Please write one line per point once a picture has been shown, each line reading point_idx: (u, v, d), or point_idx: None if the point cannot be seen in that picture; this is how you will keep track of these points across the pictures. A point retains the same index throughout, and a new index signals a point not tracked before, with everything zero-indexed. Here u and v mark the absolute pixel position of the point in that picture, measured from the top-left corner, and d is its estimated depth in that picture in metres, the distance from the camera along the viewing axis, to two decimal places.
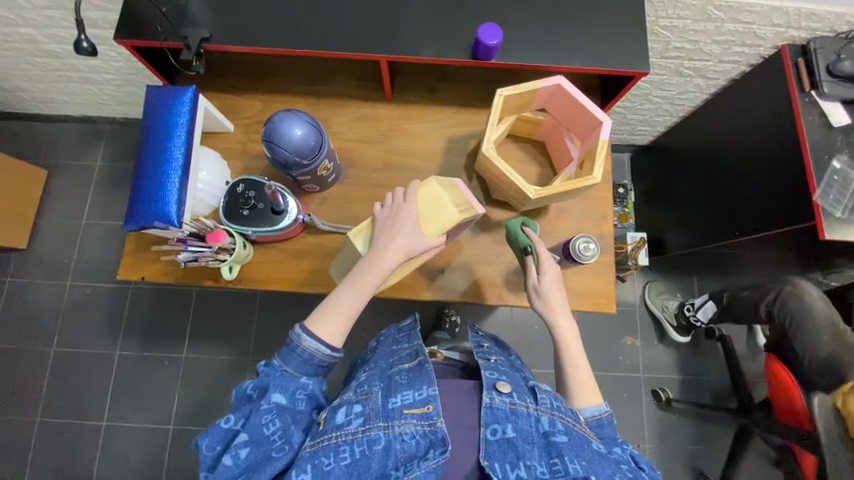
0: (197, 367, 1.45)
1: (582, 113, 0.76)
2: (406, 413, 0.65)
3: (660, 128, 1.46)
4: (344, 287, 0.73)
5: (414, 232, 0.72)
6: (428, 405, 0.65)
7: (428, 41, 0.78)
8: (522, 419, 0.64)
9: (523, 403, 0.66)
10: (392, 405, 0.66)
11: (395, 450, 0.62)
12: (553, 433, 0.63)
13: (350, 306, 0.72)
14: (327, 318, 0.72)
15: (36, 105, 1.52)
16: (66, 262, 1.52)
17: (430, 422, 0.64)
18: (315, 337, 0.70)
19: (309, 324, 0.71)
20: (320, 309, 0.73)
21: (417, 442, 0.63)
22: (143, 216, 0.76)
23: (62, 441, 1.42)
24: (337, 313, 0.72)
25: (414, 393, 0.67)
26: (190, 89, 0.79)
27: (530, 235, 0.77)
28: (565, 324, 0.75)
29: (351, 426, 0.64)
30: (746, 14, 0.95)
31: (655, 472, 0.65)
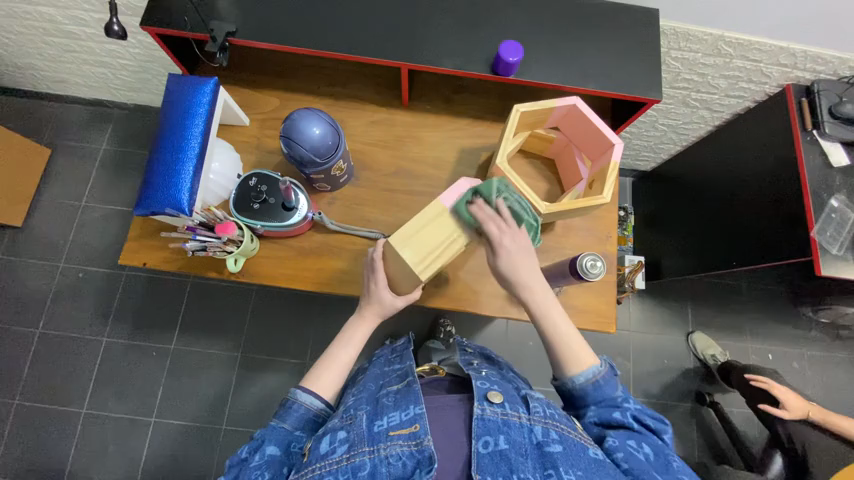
0: (186, 360, 1.43)
1: (595, 134, 0.78)
2: (393, 434, 0.64)
3: (663, 155, 1.50)
4: (338, 348, 0.78)
5: (388, 298, 0.76)
6: (415, 424, 0.65)
7: (449, 53, 0.80)
8: (514, 430, 0.64)
9: (516, 414, 0.67)
10: (378, 428, 0.66)
11: (380, 474, 0.61)
12: (547, 442, 0.63)
13: (344, 360, 0.78)
14: (322, 374, 0.77)
15: (47, 84, 1.52)
16: (61, 243, 1.50)
17: (418, 441, 0.63)
18: (310, 392, 0.75)
19: (306, 382, 0.76)
20: (316, 368, 0.78)
21: (403, 464, 0.62)
22: (154, 202, 0.75)
23: (38, 426, 1.38)
24: (332, 370, 0.77)
25: (399, 414, 0.67)
26: (212, 80, 0.79)
27: (479, 216, 0.63)
28: (537, 291, 0.69)
29: (334, 454, 0.63)
30: (755, 52, 0.99)
31: (662, 422, 0.68)
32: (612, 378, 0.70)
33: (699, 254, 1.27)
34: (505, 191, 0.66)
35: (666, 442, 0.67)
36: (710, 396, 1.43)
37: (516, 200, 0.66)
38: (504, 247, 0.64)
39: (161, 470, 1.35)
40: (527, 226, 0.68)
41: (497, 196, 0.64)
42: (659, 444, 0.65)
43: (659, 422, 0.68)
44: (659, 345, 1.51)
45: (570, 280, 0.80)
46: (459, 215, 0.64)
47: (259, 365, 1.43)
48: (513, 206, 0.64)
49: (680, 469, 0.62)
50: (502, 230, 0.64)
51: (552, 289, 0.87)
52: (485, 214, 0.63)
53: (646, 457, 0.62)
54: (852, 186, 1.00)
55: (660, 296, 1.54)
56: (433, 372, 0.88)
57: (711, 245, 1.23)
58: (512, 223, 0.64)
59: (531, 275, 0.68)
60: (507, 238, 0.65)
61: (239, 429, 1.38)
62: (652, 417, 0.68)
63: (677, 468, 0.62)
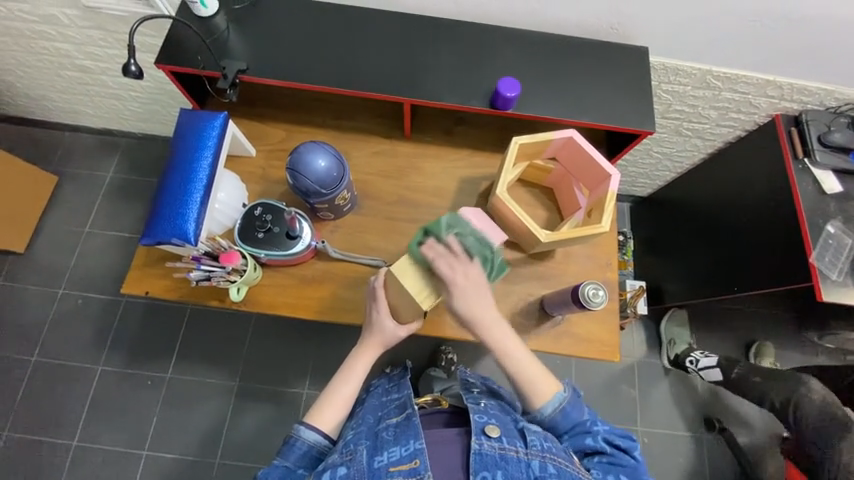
0: (181, 388, 1.40)
1: (592, 165, 0.81)
2: (393, 470, 0.63)
3: (659, 182, 1.53)
4: (341, 381, 0.76)
5: (391, 328, 0.76)
6: (415, 459, 0.63)
7: (450, 89, 0.84)
8: (513, 465, 0.62)
9: (513, 448, 0.65)
10: (378, 464, 0.64)
11: None
12: (545, 477, 0.61)
13: (347, 395, 0.76)
14: (327, 409, 0.75)
15: (59, 114, 1.57)
16: (63, 269, 1.51)
17: (418, 477, 0.61)
18: (314, 428, 0.73)
19: (311, 418, 0.74)
20: (319, 402, 0.76)
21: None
22: (160, 232, 0.77)
23: (26, 459, 1.33)
24: (335, 402, 0.75)
25: (399, 449, 0.65)
26: (222, 115, 0.82)
27: (430, 255, 0.61)
28: (496, 330, 0.68)
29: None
30: (742, 85, 1.04)
31: (630, 440, 0.71)
32: (579, 401, 0.73)
33: (700, 279, 1.28)
34: (458, 227, 0.64)
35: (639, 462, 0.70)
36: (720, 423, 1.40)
37: (470, 233, 0.64)
38: (458, 287, 0.62)
39: None
40: (486, 264, 0.65)
41: (450, 234, 0.63)
42: (632, 464, 0.69)
43: (628, 440, 0.71)
44: (664, 372, 1.48)
45: (572, 308, 0.80)
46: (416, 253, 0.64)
47: (256, 394, 1.40)
48: (466, 242, 0.63)
49: None
50: (458, 269, 0.62)
51: (554, 316, 0.87)
52: (435, 253, 0.62)
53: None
54: (846, 212, 1.02)
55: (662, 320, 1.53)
56: (436, 403, 0.85)
57: (712, 271, 1.23)
58: (467, 261, 0.62)
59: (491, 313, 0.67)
60: (464, 280, 0.62)
61: (232, 462, 1.34)
62: (621, 435, 0.72)
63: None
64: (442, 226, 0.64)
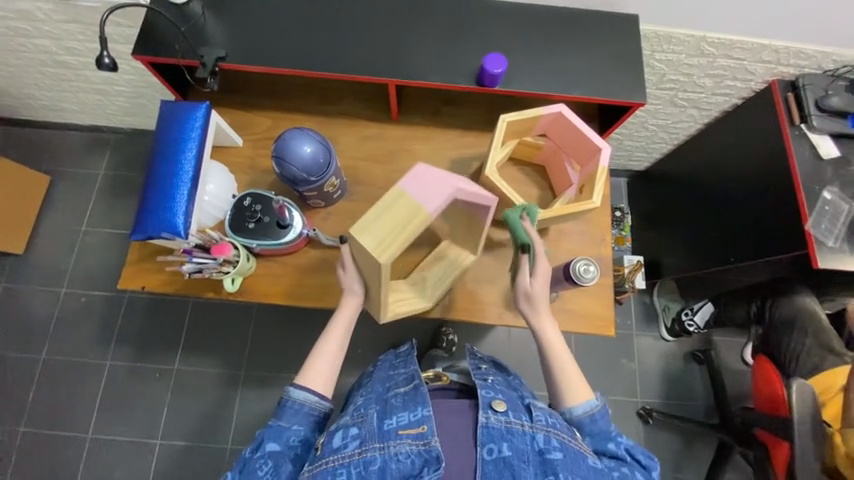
0: (188, 379, 1.43)
1: (582, 140, 0.80)
2: (401, 433, 0.65)
3: (655, 155, 1.51)
4: (327, 337, 0.75)
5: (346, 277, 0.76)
6: (423, 425, 0.65)
7: (436, 67, 0.82)
8: (518, 437, 0.64)
9: (519, 421, 0.66)
10: (388, 426, 0.66)
11: (390, 470, 0.62)
12: (549, 450, 0.63)
13: (336, 352, 0.75)
14: (317, 368, 0.74)
15: (44, 113, 1.55)
16: (63, 268, 1.52)
17: (425, 442, 0.63)
18: (305, 388, 0.72)
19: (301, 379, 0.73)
20: (308, 361, 0.75)
21: (411, 462, 0.62)
22: (150, 226, 0.77)
23: (44, 453, 1.37)
24: (326, 360, 0.74)
25: (409, 414, 0.67)
26: (204, 105, 0.81)
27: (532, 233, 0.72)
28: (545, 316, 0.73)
29: (346, 448, 0.64)
30: (738, 51, 1.01)
31: (650, 461, 0.68)
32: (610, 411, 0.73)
33: (697, 251, 1.28)
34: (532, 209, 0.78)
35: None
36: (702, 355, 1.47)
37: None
38: (544, 267, 0.72)
39: None
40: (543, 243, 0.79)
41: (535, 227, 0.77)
42: None
43: (650, 459, 0.69)
44: (663, 344, 1.50)
45: (565, 285, 0.81)
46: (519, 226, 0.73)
47: (263, 382, 1.42)
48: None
49: None
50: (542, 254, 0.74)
51: (550, 294, 0.87)
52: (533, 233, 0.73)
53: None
54: (844, 178, 1.00)
55: (660, 293, 1.54)
56: (437, 379, 0.86)
57: (709, 242, 1.23)
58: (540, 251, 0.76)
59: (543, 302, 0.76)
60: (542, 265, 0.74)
61: (244, 447, 1.38)
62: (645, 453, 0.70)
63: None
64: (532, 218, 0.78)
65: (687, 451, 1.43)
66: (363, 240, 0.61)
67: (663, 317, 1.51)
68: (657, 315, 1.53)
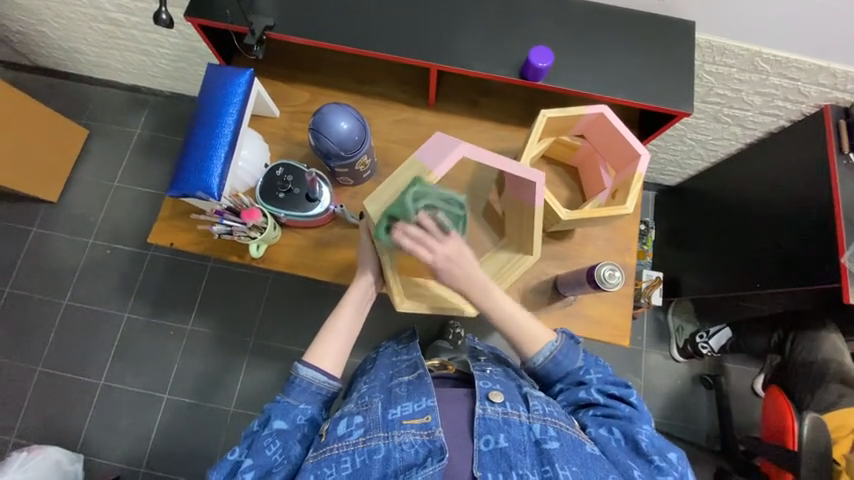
0: (200, 340, 1.48)
1: (621, 144, 0.78)
2: (405, 423, 0.66)
3: (689, 171, 1.47)
4: (339, 312, 0.77)
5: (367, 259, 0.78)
6: (427, 415, 0.66)
7: (480, 56, 0.81)
8: (515, 428, 0.64)
9: (516, 412, 0.66)
10: (391, 416, 0.67)
11: (394, 459, 0.62)
12: (545, 439, 0.63)
13: (350, 328, 0.76)
14: (326, 347, 0.74)
15: (90, 68, 1.59)
16: (93, 220, 1.57)
17: (429, 432, 0.64)
18: (314, 367, 0.72)
19: (309, 358, 0.73)
20: (317, 340, 0.75)
21: (415, 451, 0.63)
22: (186, 185, 0.79)
23: (58, 393, 1.44)
24: (336, 339, 0.75)
25: (413, 405, 0.68)
26: (248, 72, 0.82)
27: (404, 240, 0.62)
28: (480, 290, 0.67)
29: (351, 437, 0.65)
30: (793, 71, 0.96)
31: (626, 391, 0.72)
32: (573, 348, 0.75)
33: (721, 273, 1.25)
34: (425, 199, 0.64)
35: (636, 408, 0.71)
36: (712, 380, 1.43)
37: (437, 203, 0.64)
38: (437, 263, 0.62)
39: (168, 448, 1.39)
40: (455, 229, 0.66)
41: (416, 212, 0.63)
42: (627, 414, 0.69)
43: (624, 389, 0.73)
44: (671, 363, 1.48)
45: (586, 288, 0.80)
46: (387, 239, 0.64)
47: (270, 351, 1.46)
48: (435, 217, 0.62)
49: (643, 442, 0.65)
50: (432, 249, 0.62)
51: (567, 297, 0.87)
52: (408, 239, 0.62)
53: (618, 441, 0.66)
54: None
55: (677, 312, 1.51)
56: (443, 368, 0.87)
57: (735, 266, 1.20)
58: (440, 236, 0.62)
59: (475, 274, 0.65)
60: (441, 257, 0.62)
61: (246, 412, 1.42)
62: (616, 384, 0.73)
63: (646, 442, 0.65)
64: (405, 206, 0.64)
65: None
66: (369, 205, 0.69)
67: (677, 337, 1.48)
68: (670, 334, 1.50)
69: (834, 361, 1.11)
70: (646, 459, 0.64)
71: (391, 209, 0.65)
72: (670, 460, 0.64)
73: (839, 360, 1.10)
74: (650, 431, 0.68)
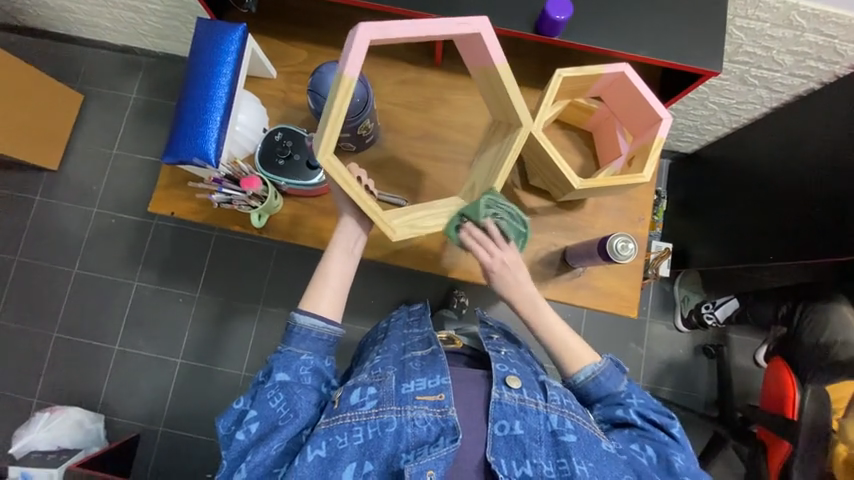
0: (209, 307, 1.50)
1: (642, 106, 0.72)
2: (419, 398, 0.67)
3: (708, 138, 1.39)
4: (329, 258, 0.74)
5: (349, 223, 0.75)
6: (440, 393, 0.67)
7: (490, 9, 0.74)
8: (531, 416, 0.66)
9: (533, 400, 0.67)
10: (405, 390, 0.68)
11: (406, 434, 0.64)
12: (562, 431, 0.64)
13: (342, 274, 0.74)
14: (320, 293, 0.72)
15: (78, 28, 1.51)
16: (95, 188, 1.55)
17: (442, 410, 0.66)
18: (310, 314, 0.71)
19: (304, 303, 0.72)
20: (310, 287, 0.73)
21: (428, 429, 0.64)
22: (181, 151, 0.76)
23: (75, 357, 1.49)
24: (330, 286, 0.73)
25: (427, 381, 0.69)
26: (240, 28, 0.77)
27: (469, 240, 0.67)
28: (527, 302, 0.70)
29: (364, 407, 0.66)
30: (831, 26, 0.88)
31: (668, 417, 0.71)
32: (618, 372, 0.73)
33: (733, 245, 1.22)
34: (496, 206, 0.66)
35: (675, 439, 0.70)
36: (715, 350, 1.44)
37: (504, 210, 0.66)
38: (494, 268, 0.68)
39: (183, 410, 1.45)
40: (517, 238, 0.68)
41: (486, 217, 0.65)
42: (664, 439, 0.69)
43: (667, 418, 0.71)
44: (675, 333, 1.49)
45: (596, 260, 0.78)
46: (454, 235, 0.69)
47: (277, 319, 1.48)
48: (501, 224, 0.65)
49: (675, 463, 0.66)
50: (493, 252, 0.67)
51: (575, 268, 0.85)
52: (473, 239, 0.67)
53: (648, 460, 0.67)
54: None
55: (683, 283, 1.50)
56: (450, 342, 0.87)
57: (750, 237, 1.16)
58: (501, 242, 0.67)
59: (525, 285, 0.70)
60: (498, 261, 0.67)
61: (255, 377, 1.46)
62: (659, 412, 0.72)
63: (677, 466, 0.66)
64: (477, 209, 0.66)
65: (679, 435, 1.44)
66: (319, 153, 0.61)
67: (682, 307, 1.47)
68: (675, 304, 1.49)
69: (841, 334, 1.09)
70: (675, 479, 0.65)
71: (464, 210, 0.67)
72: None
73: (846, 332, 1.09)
74: (684, 458, 0.68)
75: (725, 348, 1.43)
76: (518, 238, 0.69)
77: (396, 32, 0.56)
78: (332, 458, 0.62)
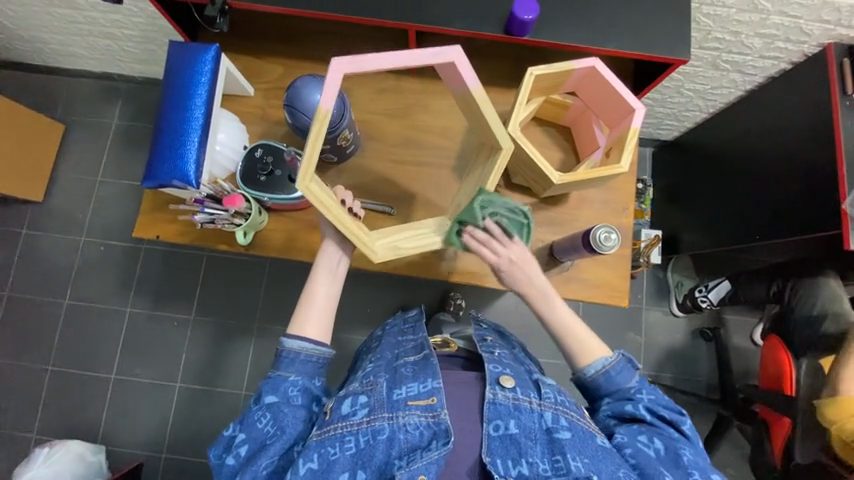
0: (205, 328, 1.49)
1: (615, 98, 0.74)
2: (410, 404, 0.67)
3: (687, 124, 1.41)
4: (315, 279, 0.74)
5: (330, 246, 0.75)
6: (432, 397, 0.67)
7: (460, 13, 0.75)
8: (525, 415, 0.66)
9: (527, 398, 0.68)
10: (397, 396, 0.68)
11: (398, 440, 0.64)
12: (557, 428, 0.65)
13: (327, 294, 0.74)
14: (306, 315, 0.72)
15: (55, 58, 1.51)
16: (81, 217, 1.54)
17: (434, 414, 0.66)
18: (297, 337, 0.71)
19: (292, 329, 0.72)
20: (297, 311, 0.73)
21: (420, 433, 0.64)
22: (162, 174, 0.76)
23: (72, 390, 1.47)
24: (318, 307, 0.73)
25: (418, 386, 0.69)
26: (213, 48, 0.77)
27: (472, 243, 0.66)
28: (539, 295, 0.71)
29: (356, 416, 0.66)
30: (795, 7, 0.90)
31: (678, 414, 0.71)
32: (628, 368, 0.73)
33: (720, 228, 1.23)
34: (491, 205, 0.63)
35: (685, 437, 0.69)
36: (711, 333, 1.45)
37: (503, 208, 0.63)
38: (502, 266, 0.67)
39: (185, 434, 1.43)
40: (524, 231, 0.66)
41: (483, 218, 0.63)
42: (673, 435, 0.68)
43: (678, 414, 0.71)
44: (672, 319, 1.50)
45: (582, 253, 0.78)
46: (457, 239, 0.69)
47: (275, 335, 1.47)
48: (501, 221, 0.63)
49: (685, 458, 0.65)
50: (498, 251, 0.66)
51: (563, 262, 0.85)
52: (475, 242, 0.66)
53: (656, 453, 0.66)
54: None
55: (675, 269, 1.51)
56: (446, 345, 0.86)
57: (736, 219, 1.18)
58: (505, 241, 0.65)
59: (535, 277, 0.70)
60: (504, 259, 0.67)
61: None
62: (669, 409, 0.72)
63: (686, 462, 0.65)
64: (474, 212, 0.64)
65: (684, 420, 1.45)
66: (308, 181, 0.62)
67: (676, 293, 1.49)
68: (669, 290, 1.51)
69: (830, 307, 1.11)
70: (684, 471, 0.64)
71: (461, 214, 0.66)
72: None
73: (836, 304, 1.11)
74: (694, 455, 0.67)
75: (722, 330, 1.44)
76: (522, 230, 0.66)
77: (370, 63, 0.58)
78: (325, 469, 0.61)
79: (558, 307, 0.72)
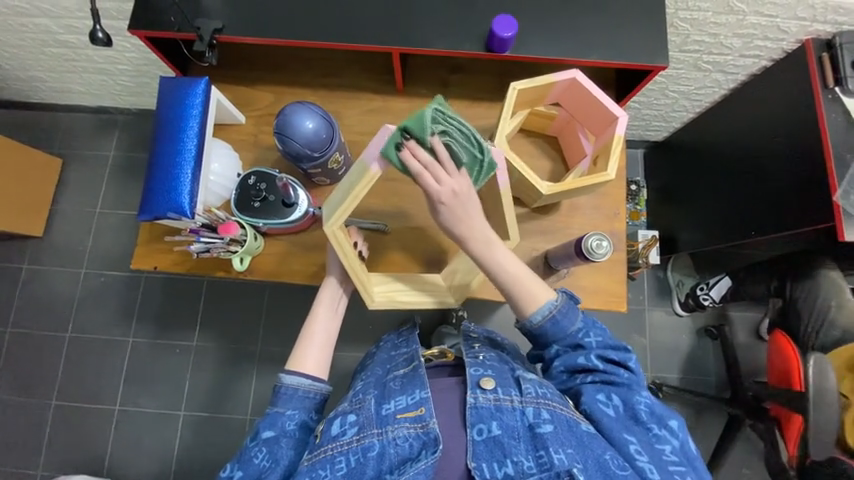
0: (208, 354, 1.48)
1: (597, 107, 0.75)
2: (399, 417, 0.67)
3: (675, 125, 1.43)
4: (315, 317, 0.76)
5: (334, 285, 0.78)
6: (420, 408, 0.67)
7: (442, 33, 0.77)
8: (507, 414, 0.66)
9: (508, 398, 0.68)
10: (386, 411, 0.68)
11: (388, 455, 0.64)
12: (539, 423, 0.64)
13: (328, 327, 0.75)
14: (306, 351, 0.73)
15: (51, 95, 1.54)
16: (82, 249, 1.55)
17: (423, 424, 0.65)
18: (297, 373, 0.71)
19: (292, 364, 0.72)
20: (297, 348, 0.74)
21: (410, 445, 0.64)
22: (157, 207, 0.77)
23: (76, 423, 1.46)
24: (316, 343, 0.74)
25: (406, 398, 0.69)
26: (203, 80, 0.79)
27: (412, 161, 0.58)
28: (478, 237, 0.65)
29: (345, 436, 0.66)
30: (769, 7, 0.93)
31: (625, 351, 0.71)
32: (573, 308, 0.71)
33: (715, 226, 1.24)
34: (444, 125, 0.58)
35: (634, 373, 0.70)
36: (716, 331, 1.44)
37: (454, 128, 0.59)
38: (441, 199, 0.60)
39: (191, 462, 1.42)
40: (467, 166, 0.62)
41: (432, 134, 0.57)
42: (626, 381, 0.68)
43: (623, 353, 0.71)
44: (675, 318, 1.49)
45: (577, 261, 0.79)
46: (393, 158, 0.59)
47: (278, 357, 1.46)
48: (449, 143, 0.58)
49: (641, 407, 0.66)
50: (441, 178, 0.59)
51: (559, 271, 0.85)
52: (417, 163, 0.58)
53: (615, 410, 0.66)
54: None
55: (675, 268, 1.51)
56: (442, 356, 0.85)
57: (730, 216, 1.18)
58: (451, 167, 0.59)
59: (476, 218, 0.64)
60: (446, 188, 0.60)
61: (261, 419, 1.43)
62: (615, 349, 0.71)
63: (644, 412, 0.66)
64: (424, 124, 0.57)
65: (694, 420, 1.43)
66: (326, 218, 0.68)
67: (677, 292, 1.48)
68: (670, 291, 1.50)
69: (835, 299, 1.10)
70: (643, 427, 0.65)
71: (406, 124, 0.57)
72: (670, 428, 0.65)
73: (840, 295, 1.10)
74: (652, 402, 0.67)
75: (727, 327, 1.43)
76: (471, 163, 0.62)
77: None
78: None
79: (501, 255, 0.67)
